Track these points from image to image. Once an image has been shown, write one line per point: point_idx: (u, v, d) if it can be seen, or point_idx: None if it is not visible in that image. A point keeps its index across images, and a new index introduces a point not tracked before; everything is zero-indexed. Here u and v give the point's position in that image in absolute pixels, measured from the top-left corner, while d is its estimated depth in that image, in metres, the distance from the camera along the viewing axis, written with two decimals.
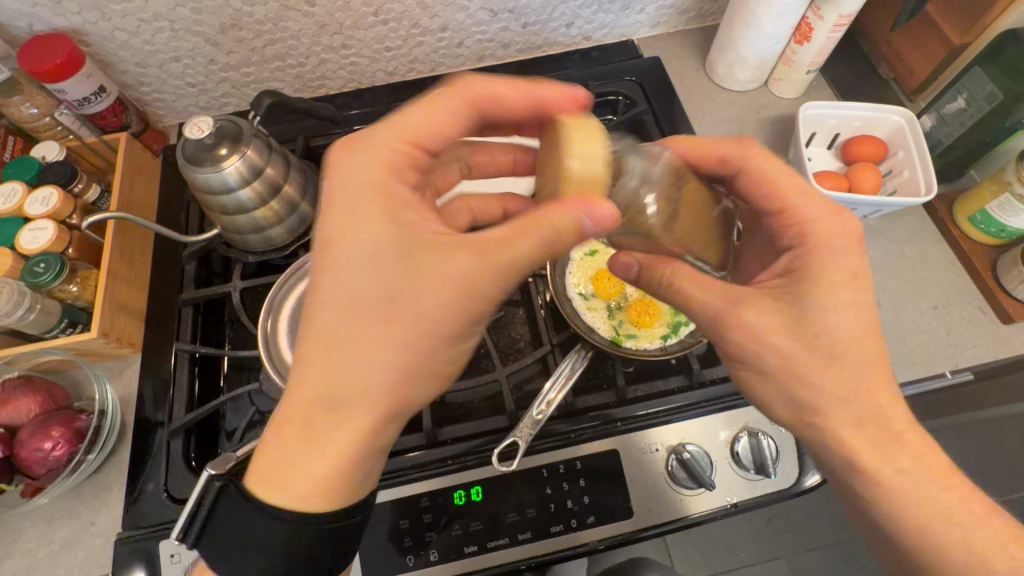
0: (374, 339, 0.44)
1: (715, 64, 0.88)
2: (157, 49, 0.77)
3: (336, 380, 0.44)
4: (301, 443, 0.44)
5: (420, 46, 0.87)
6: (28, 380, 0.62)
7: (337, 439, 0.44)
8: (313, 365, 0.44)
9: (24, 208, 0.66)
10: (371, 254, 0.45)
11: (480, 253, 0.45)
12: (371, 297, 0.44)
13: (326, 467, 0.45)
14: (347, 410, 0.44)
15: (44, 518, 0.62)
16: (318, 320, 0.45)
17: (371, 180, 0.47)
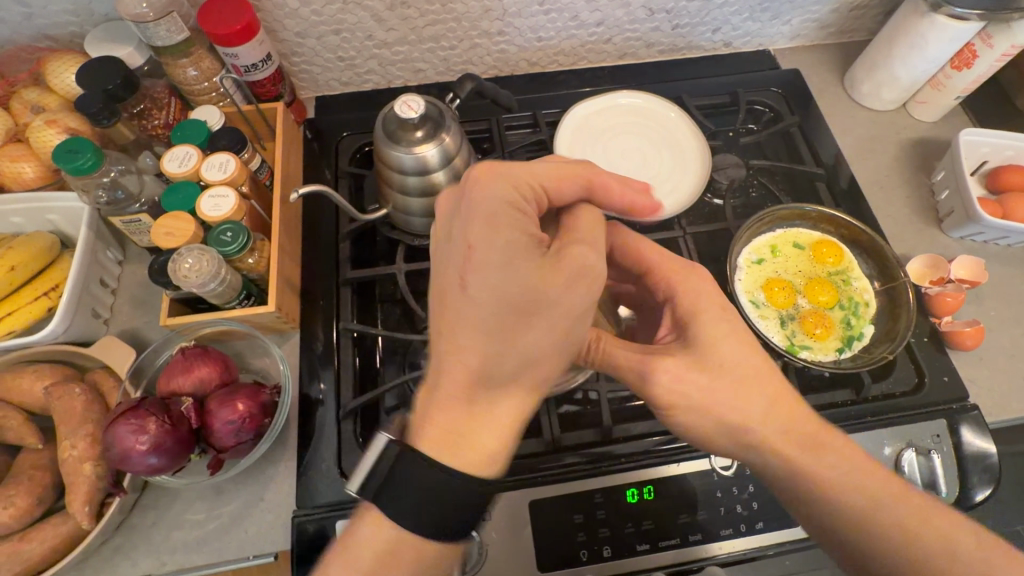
0: (553, 320, 0.43)
1: (858, 82, 0.88)
2: (322, 20, 0.75)
3: (511, 368, 0.42)
4: (458, 431, 0.42)
5: (570, 39, 0.86)
6: (206, 351, 0.61)
7: (479, 422, 0.42)
8: (476, 361, 0.42)
9: (199, 172, 0.65)
10: (513, 262, 0.42)
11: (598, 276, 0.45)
12: (517, 298, 0.42)
13: (500, 434, 0.43)
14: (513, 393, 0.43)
15: (211, 491, 0.61)
16: (494, 312, 0.42)
17: (498, 199, 0.44)
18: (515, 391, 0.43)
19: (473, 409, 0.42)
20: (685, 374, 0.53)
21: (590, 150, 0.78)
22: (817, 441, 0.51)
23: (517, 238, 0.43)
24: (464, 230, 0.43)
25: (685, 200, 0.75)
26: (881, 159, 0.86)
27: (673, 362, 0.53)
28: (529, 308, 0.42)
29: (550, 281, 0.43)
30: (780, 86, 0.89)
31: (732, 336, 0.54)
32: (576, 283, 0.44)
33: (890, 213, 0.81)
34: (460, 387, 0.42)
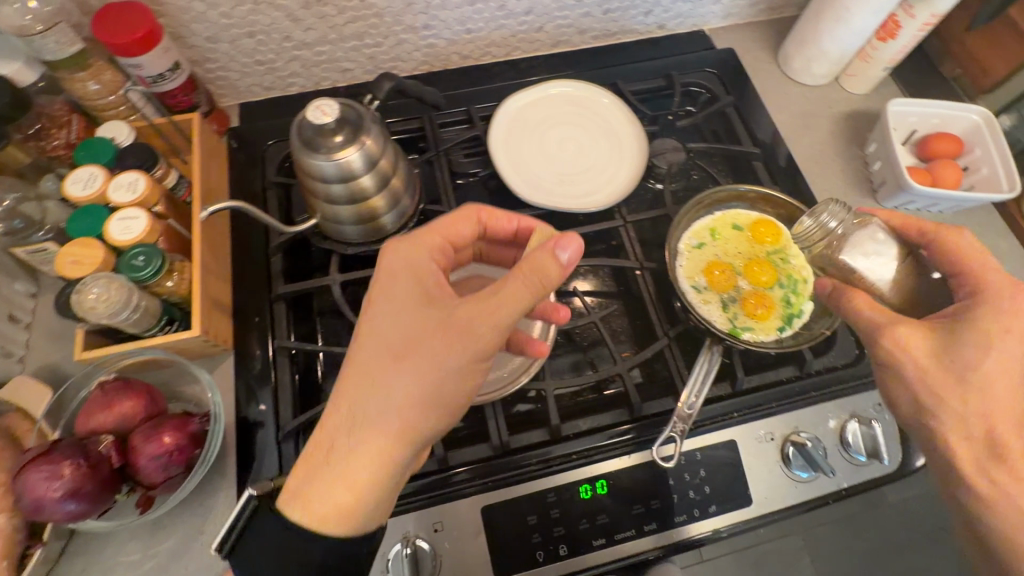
0: (419, 375, 0.49)
1: (790, 58, 0.89)
2: (233, 22, 0.71)
3: (375, 414, 0.49)
4: (321, 473, 0.49)
5: (499, 30, 0.84)
6: (128, 383, 0.57)
7: (340, 472, 0.48)
8: (348, 400, 0.50)
9: (107, 194, 0.61)
10: (404, 311, 0.52)
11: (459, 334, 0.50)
12: (395, 342, 0.51)
13: (352, 480, 0.48)
14: (375, 439, 0.49)
15: (146, 529, 0.58)
16: (382, 353, 0.51)
17: (402, 265, 0.55)
18: (375, 441, 0.49)
19: (332, 452, 0.49)
20: (920, 357, 0.54)
21: (525, 144, 0.76)
22: (993, 441, 0.52)
23: (416, 293, 0.53)
24: (384, 285, 0.55)
25: (624, 188, 0.74)
26: (816, 134, 0.87)
27: (914, 338, 0.55)
28: (398, 364, 0.50)
29: (433, 343, 0.50)
30: (714, 67, 0.89)
31: (1011, 347, 0.53)
32: (446, 335, 0.50)
33: (826, 188, 0.82)
34: (330, 429, 0.50)
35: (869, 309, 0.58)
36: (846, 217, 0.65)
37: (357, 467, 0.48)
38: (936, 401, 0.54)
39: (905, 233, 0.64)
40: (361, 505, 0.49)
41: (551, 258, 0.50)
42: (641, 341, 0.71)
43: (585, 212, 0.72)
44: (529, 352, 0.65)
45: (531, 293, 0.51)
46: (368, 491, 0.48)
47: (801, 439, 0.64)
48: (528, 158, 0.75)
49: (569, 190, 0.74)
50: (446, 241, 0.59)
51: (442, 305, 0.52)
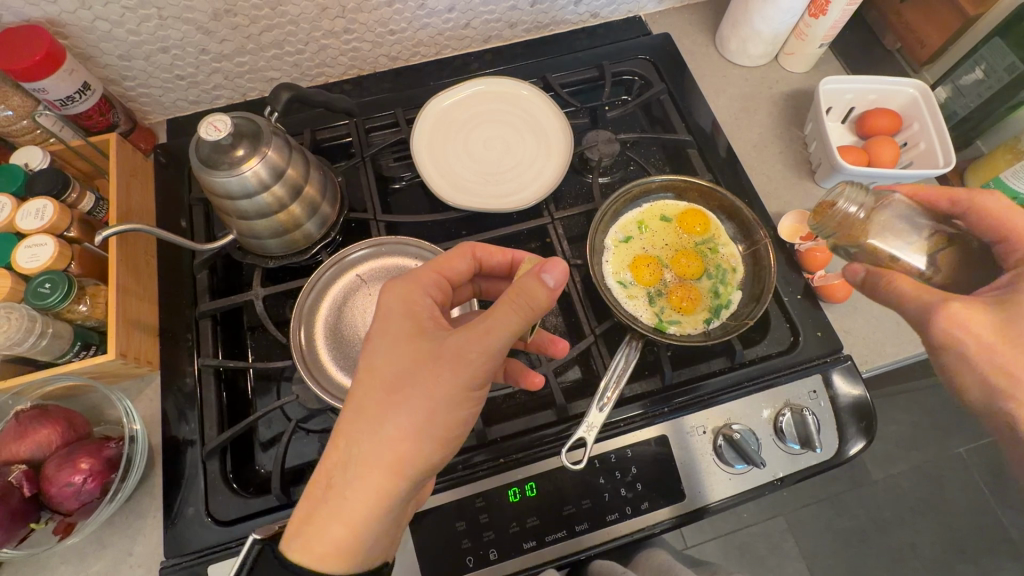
0: (412, 409, 0.47)
1: (727, 40, 0.87)
2: (142, 39, 0.70)
3: (368, 452, 0.47)
4: (321, 512, 0.47)
5: (424, 29, 0.83)
6: (46, 410, 0.57)
7: (337, 510, 0.47)
8: (344, 440, 0.48)
9: (15, 223, 0.61)
10: (397, 345, 0.50)
11: (450, 366, 0.47)
12: (392, 377, 0.49)
13: (350, 515, 0.47)
14: (373, 476, 0.47)
15: (75, 553, 0.59)
16: (376, 389, 0.49)
17: (398, 302, 0.53)
18: (372, 478, 0.47)
19: (329, 495, 0.47)
20: (982, 334, 0.48)
21: (450, 146, 0.75)
22: None
23: (410, 326, 0.51)
24: (379, 322, 0.52)
25: (549, 184, 0.72)
26: (755, 116, 0.85)
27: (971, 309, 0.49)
28: (391, 403, 0.48)
29: (427, 376, 0.48)
30: (649, 53, 0.87)
31: None
32: (440, 367, 0.48)
33: (764, 171, 0.81)
34: (326, 472, 0.48)
35: (911, 287, 0.52)
36: (865, 199, 0.59)
37: (353, 506, 0.47)
38: (1010, 378, 0.48)
39: (933, 207, 0.59)
40: (360, 542, 0.47)
41: (537, 283, 0.47)
42: (572, 339, 0.69)
43: (510, 211, 0.70)
44: (526, 384, 0.62)
45: (519, 320, 0.47)
46: (371, 525, 0.47)
47: (732, 431, 0.63)
48: (454, 160, 0.74)
49: (495, 189, 0.73)
50: (442, 275, 0.57)
51: (437, 337, 0.50)
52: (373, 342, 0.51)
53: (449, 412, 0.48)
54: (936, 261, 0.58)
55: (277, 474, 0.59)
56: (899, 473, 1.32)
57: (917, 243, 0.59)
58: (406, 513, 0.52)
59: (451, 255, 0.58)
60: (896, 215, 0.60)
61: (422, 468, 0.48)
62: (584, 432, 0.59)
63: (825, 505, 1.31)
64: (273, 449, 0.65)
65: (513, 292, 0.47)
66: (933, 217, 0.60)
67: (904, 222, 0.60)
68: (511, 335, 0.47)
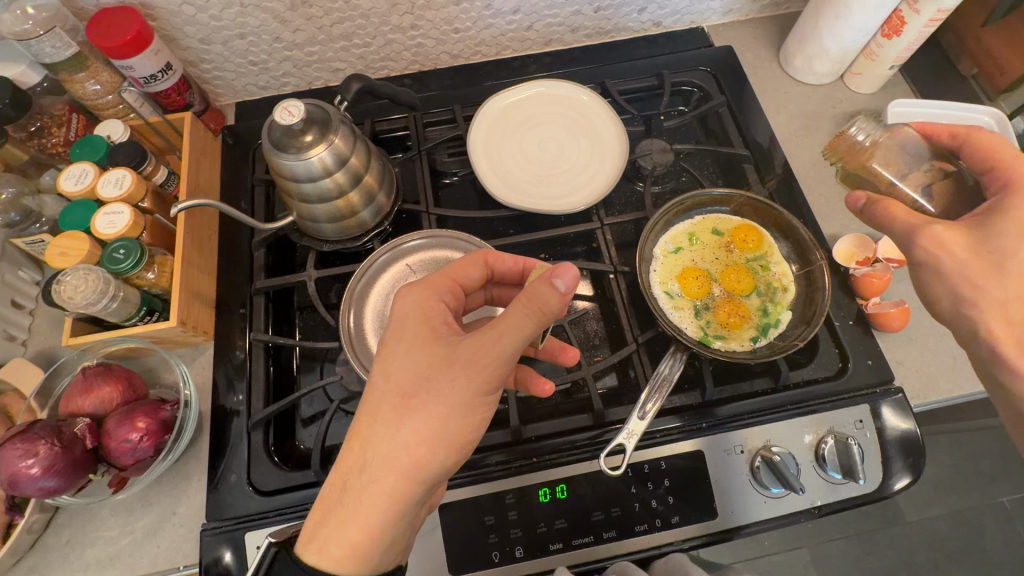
0: (428, 415, 0.48)
1: (792, 56, 0.85)
2: (223, 25, 0.74)
3: (383, 457, 0.48)
4: (335, 516, 0.48)
5: (488, 29, 0.84)
6: (110, 368, 0.61)
7: (351, 513, 0.48)
8: (358, 444, 0.49)
9: (96, 190, 0.64)
10: (413, 352, 0.51)
11: (465, 371, 0.48)
12: (406, 383, 0.49)
13: (365, 518, 0.48)
14: (388, 479, 0.48)
15: (124, 507, 0.62)
16: (392, 395, 0.49)
17: (410, 309, 0.53)
18: (387, 482, 0.48)
19: (344, 499, 0.48)
20: (957, 250, 0.53)
21: (505, 145, 0.76)
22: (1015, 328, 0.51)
23: (426, 330, 0.52)
24: (392, 329, 0.53)
25: (602, 190, 0.72)
26: (816, 135, 0.83)
27: (950, 233, 0.54)
28: (406, 408, 0.48)
29: (441, 382, 0.49)
30: (709, 65, 0.86)
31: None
32: (454, 373, 0.48)
33: (822, 192, 0.79)
34: (339, 476, 0.49)
35: (907, 213, 0.57)
36: (875, 130, 0.67)
37: (367, 509, 0.48)
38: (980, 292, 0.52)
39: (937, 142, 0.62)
40: (375, 545, 0.48)
41: (548, 290, 0.47)
42: (613, 345, 0.69)
43: (560, 213, 0.70)
44: (536, 392, 0.62)
45: (532, 325, 0.48)
46: (386, 526, 0.48)
47: (769, 453, 0.62)
48: (508, 159, 0.75)
49: (546, 188, 0.73)
50: (455, 282, 0.57)
51: (450, 344, 0.50)
52: (386, 349, 0.52)
53: (463, 418, 0.49)
54: (933, 191, 0.63)
55: (317, 451, 0.61)
56: (935, 516, 1.27)
57: (915, 176, 0.64)
58: (418, 517, 0.53)
59: (464, 263, 0.58)
60: (899, 150, 0.65)
61: (436, 472, 0.49)
62: (623, 439, 0.59)
63: (853, 542, 1.26)
64: (314, 426, 0.67)
65: (525, 296, 0.48)
66: (937, 151, 0.64)
67: (908, 154, 0.65)
68: (525, 338, 0.48)
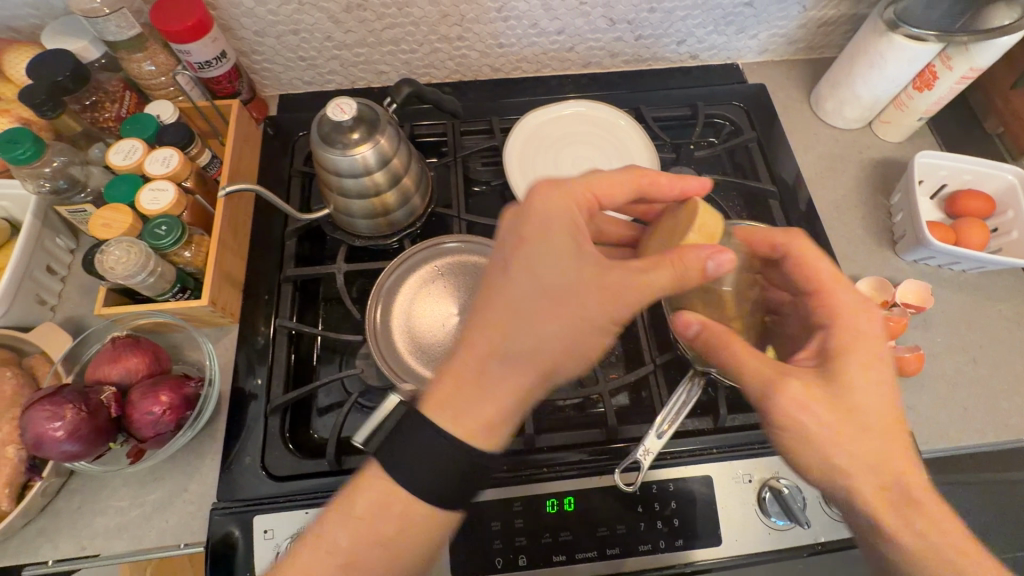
0: (574, 321, 0.49)
1: (823, 99, 0.87)
2: (279, 19, 0.76)
3: (521, 356, 0.48)
4: (467, 394, 0.48)
5: (531, 47, 0.86)
6: (139, 341, 0.62)
7: (488, 396, 0.48)
8: (500, 329, 0.48)
9: (143, 166, 0.66)
10: (561, 253, 0.50)
11: (615, 284, 0.50)
12: (551, 290, 0.49)
13: (489, 411, 0.48)
14: (530, 370, 0.48)
15: (136, 479, 0.62)
16: (506, 306, 0.49)
17: (566, 216, 0.52)
18: (524, 372, 0.48)
19: (478, 380, 0.48)
20: (816, 411, 0.50)
21: (539, 159, 0.78)
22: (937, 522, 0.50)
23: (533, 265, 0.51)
24: (527, 227, 0.52)
25: (632, 212, 0.74)
26: (840, 178, 0.85)
27: (804, 388, 0.51)
28: (559, 301, 0.49)
29: (576, 313, 0.49)
30: (743, 101, 0.88)
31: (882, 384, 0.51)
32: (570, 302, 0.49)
33: (844, 233, 0.80)
34: (472, 359, 0.49)
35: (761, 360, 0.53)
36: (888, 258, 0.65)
37: (504, 398, 0.48)
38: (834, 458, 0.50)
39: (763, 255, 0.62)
40: (500, 433, 0.48)
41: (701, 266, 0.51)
42: (629, 365, 0.70)
43: None
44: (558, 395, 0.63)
45: (674, 274, 0.51)
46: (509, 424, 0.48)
47: (777, 483, 0.63)
48: (541, 173, 0.77)
49: None
50: (593, 195, 0.56)
51: (600, 261, 0.51)
52: (535, 241, 0.51)
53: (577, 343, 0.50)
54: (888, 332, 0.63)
55: (333, 441, 0.61)
56: None
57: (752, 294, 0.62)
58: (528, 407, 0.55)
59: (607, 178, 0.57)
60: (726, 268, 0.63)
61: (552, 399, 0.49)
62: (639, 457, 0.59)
63: None
64: (330, 417, 0.68)
65: (711, 252, 0.52)
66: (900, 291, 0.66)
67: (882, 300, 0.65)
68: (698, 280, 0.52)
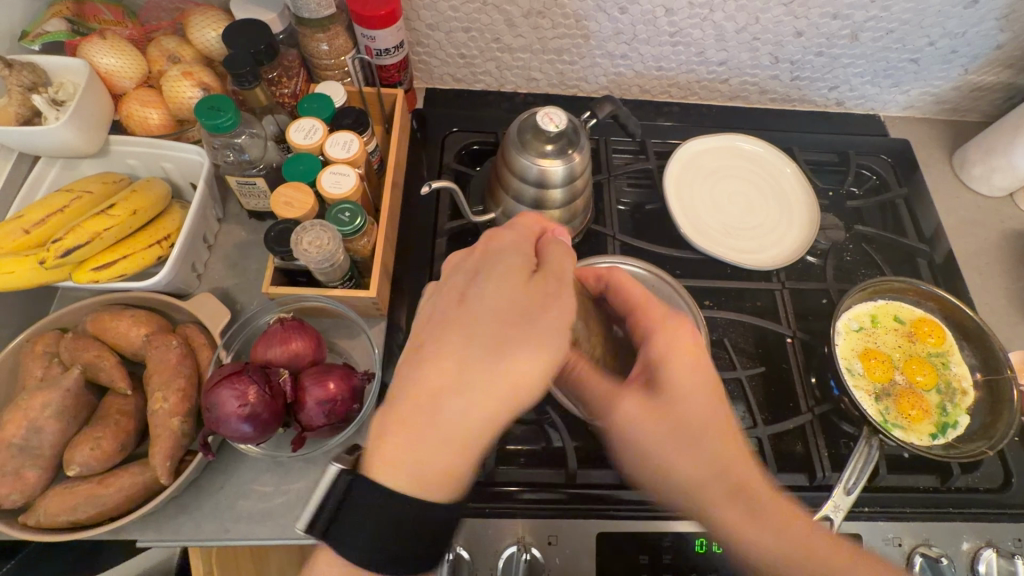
0: (468, 350, 0.46)
1: (971, 163, 0.87)
2: (456, 16, 0.76)
3: (447, 374, 0.45)
4: (412, 439, 0.43)
5: (688, 74, 0.86)
6: (304, 325, 0.60)
7: (431, 442, 0.43)
8: (415, 378, 0.45)
9: (323, 148, 0.65)
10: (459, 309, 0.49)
11: (492, 316, 0.47)
12: (509, 316, 0.48)
13: (442, 448, 0.43)
14: (479, 412, 0.44)
15: (281, 466, 0.61)
16: (418, 348, 0.47)
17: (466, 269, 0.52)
18: (443, 423, 0.43)
19: (401, 423, 0.43)
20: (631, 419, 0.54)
21: (697, 188, 0.77)
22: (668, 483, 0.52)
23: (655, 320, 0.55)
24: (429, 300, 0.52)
25: (790, 255, 0.73)
26: (982, 244, 0.84)
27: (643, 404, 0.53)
28: (454, 335, 0.47)
29: (458, 330, 0.47)
30: (889, 154, 0.88)
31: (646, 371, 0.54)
32: (505, 315, 0.48)
33: (987, 301, 0.79)
34: (400, 411, 0.44)
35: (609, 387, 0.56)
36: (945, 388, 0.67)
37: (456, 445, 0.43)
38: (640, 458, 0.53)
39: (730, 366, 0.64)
40: (464, 469, 0.44)
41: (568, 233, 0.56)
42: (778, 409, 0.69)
43: (748, 267, 0.71)
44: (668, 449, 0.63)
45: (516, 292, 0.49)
46: (475, 458, 0.44)
47: (930, 551, 0.61)
48: (698, 204, 0.76)
49: (735, 240, 0.74)
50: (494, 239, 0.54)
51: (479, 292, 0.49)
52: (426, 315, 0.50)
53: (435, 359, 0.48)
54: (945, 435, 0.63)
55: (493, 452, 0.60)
56: None
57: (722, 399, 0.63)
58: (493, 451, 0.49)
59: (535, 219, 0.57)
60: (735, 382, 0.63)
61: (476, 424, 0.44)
62: (829, 511, 0.59)
63: None
64: None
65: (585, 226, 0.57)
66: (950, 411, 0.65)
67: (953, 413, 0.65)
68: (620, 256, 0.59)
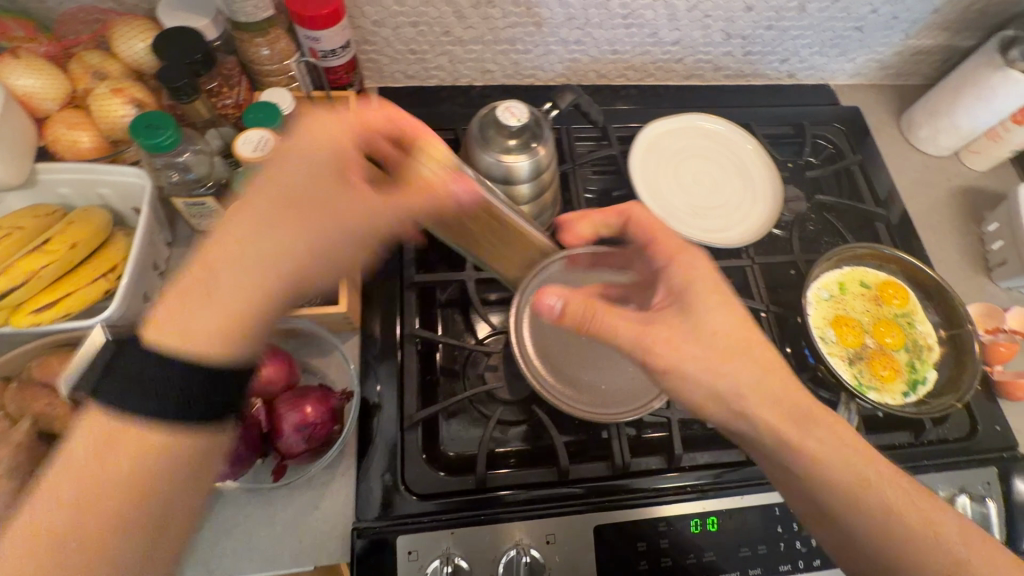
0: (241, 267, 0.45)
1: (917, 126, 0.90)
2: (403, 10, 0.73)
3: (238, 282, 0.45)
4: (188, 303, 0.43)
5: (643, 55, 0.85)
6: (273, 348, 0.58)
7: (216, 304, 0.44)
8: (210, 263, 0.45)
9: None
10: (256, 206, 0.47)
11: (281, 203, 0.48)
12: (286, 212, 0.48)
13: (218, 318, 0.44)
14: (235, 299, 0.44)
15: (262, 497, 0.58)
16: (197, 271, 0.45)
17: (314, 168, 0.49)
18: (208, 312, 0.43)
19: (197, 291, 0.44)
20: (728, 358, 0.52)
21: (662, 171, 0.77)
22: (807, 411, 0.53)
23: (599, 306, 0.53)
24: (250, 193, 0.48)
25: (756, 230, 0.74)
26: (933, 203, 0.87)
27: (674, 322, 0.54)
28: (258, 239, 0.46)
29: (275, 221, 0.47)
30: (841, 123, 0.90)
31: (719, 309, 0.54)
32: (284, 221, 0.47)
33: (942, 258, 0.83)
34: (190, 282, 0.44)
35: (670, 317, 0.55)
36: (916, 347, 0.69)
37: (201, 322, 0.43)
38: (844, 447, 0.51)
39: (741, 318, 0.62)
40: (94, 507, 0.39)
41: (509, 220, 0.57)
42: None
43: (717, 246, 0.72)
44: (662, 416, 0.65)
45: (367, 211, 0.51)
46: (231, 347, 0.44)
47: None
48: (665, 186, 0.76)
49: (702, 220, 0.74)
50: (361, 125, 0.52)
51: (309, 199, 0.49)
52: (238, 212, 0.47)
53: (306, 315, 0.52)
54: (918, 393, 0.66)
55: (483, 457, 0.59)
56: None
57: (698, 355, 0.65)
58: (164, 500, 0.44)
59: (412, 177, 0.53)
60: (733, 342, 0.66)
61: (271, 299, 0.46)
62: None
63: None
64: (460, 432, 0.65)
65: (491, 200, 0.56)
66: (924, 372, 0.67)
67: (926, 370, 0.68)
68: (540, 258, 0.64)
